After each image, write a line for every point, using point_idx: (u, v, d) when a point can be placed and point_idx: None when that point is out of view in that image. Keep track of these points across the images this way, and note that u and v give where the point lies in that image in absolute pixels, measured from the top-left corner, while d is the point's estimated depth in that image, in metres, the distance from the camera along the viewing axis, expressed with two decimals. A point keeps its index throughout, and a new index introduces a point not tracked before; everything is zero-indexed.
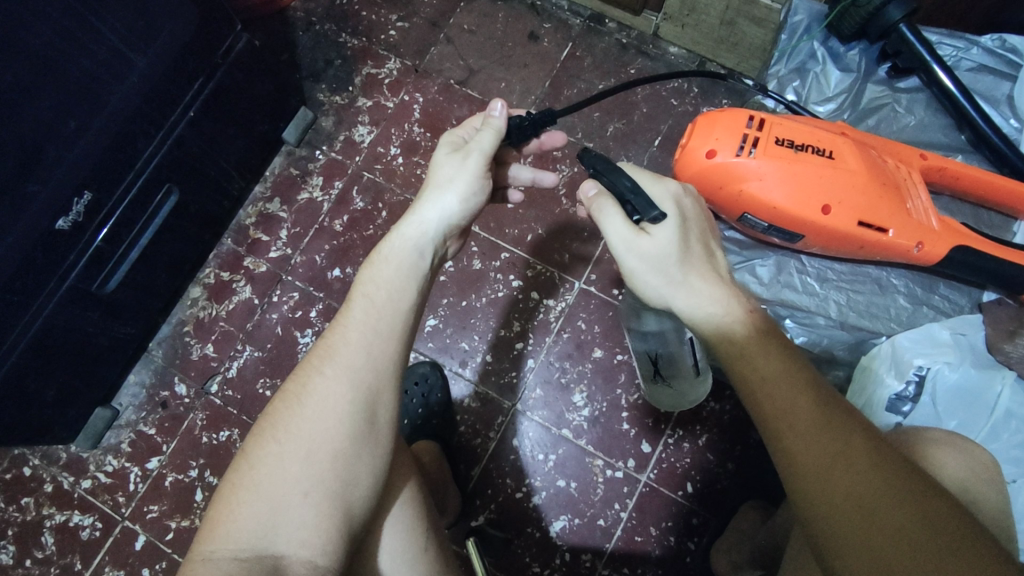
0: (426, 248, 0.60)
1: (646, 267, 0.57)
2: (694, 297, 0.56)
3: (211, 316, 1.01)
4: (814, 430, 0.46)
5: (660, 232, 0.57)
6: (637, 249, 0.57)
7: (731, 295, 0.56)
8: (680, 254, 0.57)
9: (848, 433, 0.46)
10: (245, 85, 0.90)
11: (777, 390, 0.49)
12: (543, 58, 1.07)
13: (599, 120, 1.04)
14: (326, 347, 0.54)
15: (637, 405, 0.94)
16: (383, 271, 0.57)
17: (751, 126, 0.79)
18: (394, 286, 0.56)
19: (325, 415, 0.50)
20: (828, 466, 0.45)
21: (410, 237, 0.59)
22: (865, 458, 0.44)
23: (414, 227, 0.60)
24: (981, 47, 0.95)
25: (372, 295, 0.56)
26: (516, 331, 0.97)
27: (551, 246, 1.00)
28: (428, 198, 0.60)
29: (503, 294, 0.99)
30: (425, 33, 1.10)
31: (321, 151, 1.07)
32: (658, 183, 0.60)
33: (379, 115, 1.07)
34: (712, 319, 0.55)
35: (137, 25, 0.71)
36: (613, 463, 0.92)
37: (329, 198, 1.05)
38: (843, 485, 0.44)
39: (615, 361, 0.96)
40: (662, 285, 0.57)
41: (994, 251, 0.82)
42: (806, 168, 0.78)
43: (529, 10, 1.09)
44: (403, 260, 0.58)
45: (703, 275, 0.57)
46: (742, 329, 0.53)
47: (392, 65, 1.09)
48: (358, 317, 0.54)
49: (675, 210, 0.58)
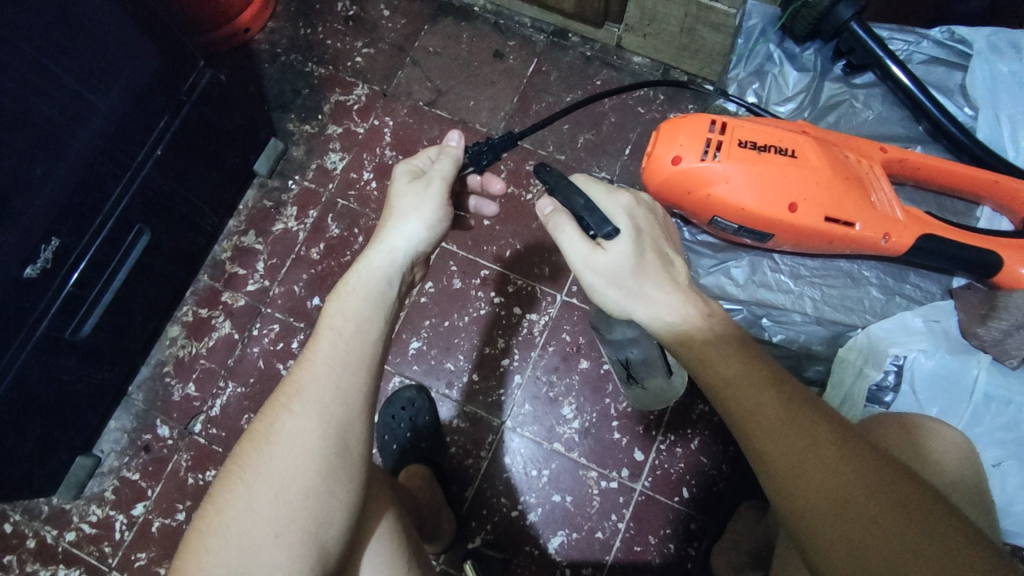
0: (395, 275, 0.60)
1: (604, 282, 0.58)
2: (652, 304, 0.56)
3: (191, 355, 1.00)
4: (782, 428, 0.47)
5: (615, 248, 0.57)
6: (594, 266, 0.58)
7: (696, 311, 0.55)
8: (635, 266, 0.57)
9: (814, 427, 0.47)
10: (213, 120, 0.89)
11: (745, 392, 0.50)
12: (510, 74, 1.08)
13: (568, 133, 1.05)
14: (293, 383, 0.53)
15: (626, 412, 0.94)
16: (351, 306, 0.57)
17: (715, 131, 0.80)
18: (361, 317, 0.56)
19: (295, 452, 0.50)
20: (799, 462, 0.45)
21: (378, 265, 0.60)
22: (837, 453, 0.45)
23: (384, 255, 0.61)
24: (932, 40, 0.97)
25: (338, 327, 0.56)
26: (500, 348, 0.97)
27: (530, 261, 1.01)
28: (393, 226, 0.61)
29: (484, 311, 0.99)
30: (391, 57, 1.10)
31: (294, 181, 1.06)
32: (610, 197, 0.60)
33: (350, 141, 1.07)
34: (670, 327, 0.56)
35: (97, 67, 0.71)
36: (607, 474, 0.92)
37: (304, 227, 1.04)
38: (816, 480, 0.44)
39: (602, 371, 0.96)
40: (621, 298, 0.57)
41: (961, 239, 0.84)
42: (770, 171, 0.80)
43: (493, 28, 1.10)
44: (372, 290, 0.59)
45: (661, 283, 0.56)
46: (702, 333, 0.54)
47: (360, 91, 1.09)
48: (326, 350, 0.54)
49: (626, 221, 0.58)
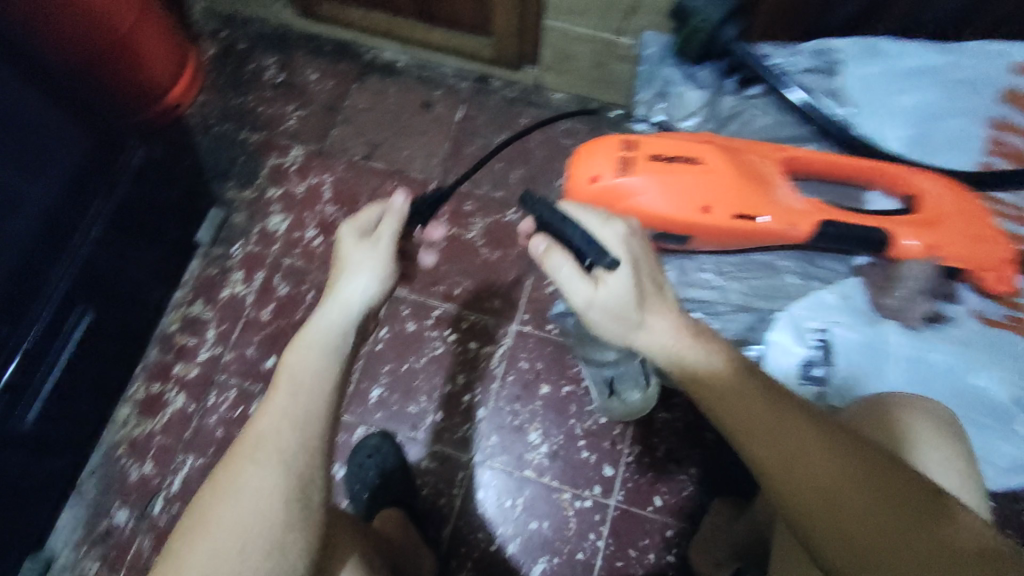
0: (350, 328, 0.62)
1: (606, 314, 0.62)
2: (655, 335, 0.60)
3: (146, 433, 0.97)
4: (771, 434, 0.53)
5: (615, 279, 0.61)
6: (594, 298, 0.62)
7: (696, 339, 0.59)
8: (638, 299, 0.61)
9: (798, 429, 0.53)
10: (150, 194, 0.90)
11: (746, 405, 0.55)
12: (440, 122, 1.13)
13: (501, 171, 1.12)
14: (255, 437, 0.54)
15: (591, 431, 0.99)
16: (305, 360, 0.58)
17: (627, 148, 0.88)
18: (319, 371, 0.58)
19: (258, 506, 0.52)
20: (791, 461, 0.52)
21: (331, 317, 0.62)
22: (831, 450, 0.52)
23: (338, 308, 0.63)
24: (806, 52, 1.01)
25: (299, 381, 0.57)
26: (461, 384, 1.01)
27: (482, 296, 1.05)
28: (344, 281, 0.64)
29: (442, 350, 1.02)
30: (322, 117, 1.14)
31: (237, 247, 1.07)
32: (606, 227, 0.64)
33: (289, 202, 1.10)
34: (666, 352, 0.59)
35: (28, 158, 0.76)
36: (579, 493, 0.96)
37: (252, 291, 1.05)
38: (808, 477, 0.51)
39: (564, 393, 1.00)
40: (623, 331, 0.61)
41: (869, 222, 0.90)
42: (680, 175, 0.88)
43: (418, 80, 1.15)
44: (328, 344, 0.60)
45: (656, 312, 0.60)
46: (693, 354, 0.58)
47: (295, 153, 1.12)
48: (285, 404, 0.55)
49: (626, 252, 0.62)
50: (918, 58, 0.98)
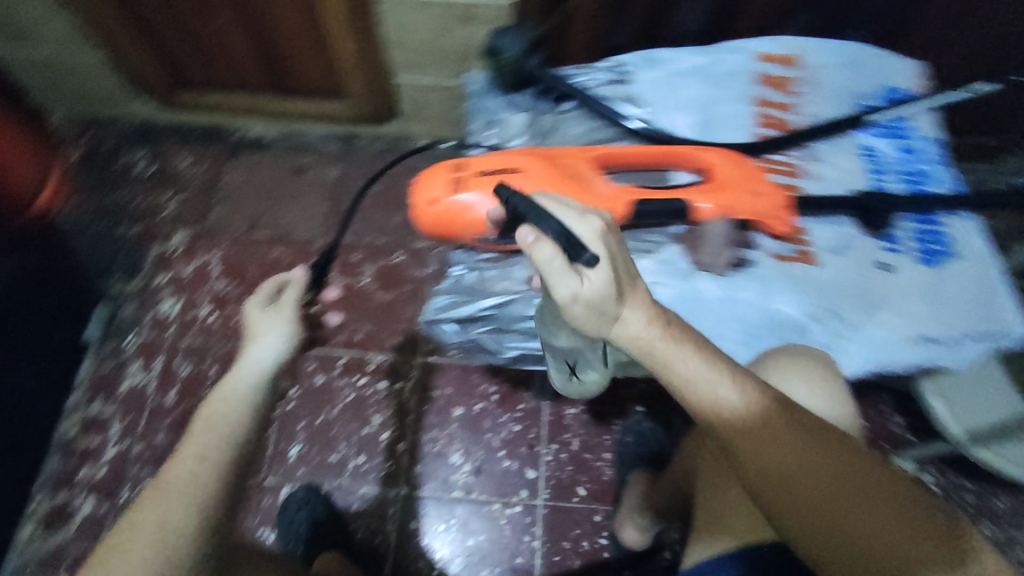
0: (267, 384, 0.55)
1: (590, 312, 0.47)
2: (632, 329, 0.49)
3: (57, 545, 0.94)
4: (755, 437, 0.49)
5: (599, 274, 0.45)
6: (580, 293, 0.46)
7: (670, 332, 0.50)
8: (616, 294, 0.47)
9: (780, 433, 0.49)
10: (26, 304, 0.90)
11: (763, 436, 0.49)
12: (316, 184, 1.18)
13: (382, 216, 1.15)
14: (162, 488, 0.46)
15: (509, 440, 1.00)
16: (222, 413, 0.51)
17: (457, 166, 0.65)
18: (238, 422, 0.51)
19: (156, 562, 0.43)
20: (774, 468, 0.48)
21: (247, 372, 0.55)
22: (853, 485, 0.47)
23: (249, 366, 0.56)
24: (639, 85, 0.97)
25: (217, 428, 0.50)
26: (377, 424, 1.01)
27: (383, 336, 1.07)
28: (256, 341, 0.58)
29: (352, 396, 1.03)
30: (201, 200, 1.17)
31: (130, 338, 1.07)
32: (582, 217, 0.47)
33: (179, 284, 1.10)
34: (639, 345, 0.50)
35: None
36: (508, 501, 0.97)
37: (152, 378, 1.04)
38: (791, 483, 0.48)
39: (476, 411, 1.02)
40: (600, 326, 0.49)
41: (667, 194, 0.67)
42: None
43: (290, 150, 1.21)
44: (244, 397, 0.53)
45: (638, 303, 0.49)
46: (665, 345, 0.49)
47: (178, 237, 1.14)
48: (201, 451, 0.48)
49: (606, 250, 0.46)
50: (673, 58, 0.74)
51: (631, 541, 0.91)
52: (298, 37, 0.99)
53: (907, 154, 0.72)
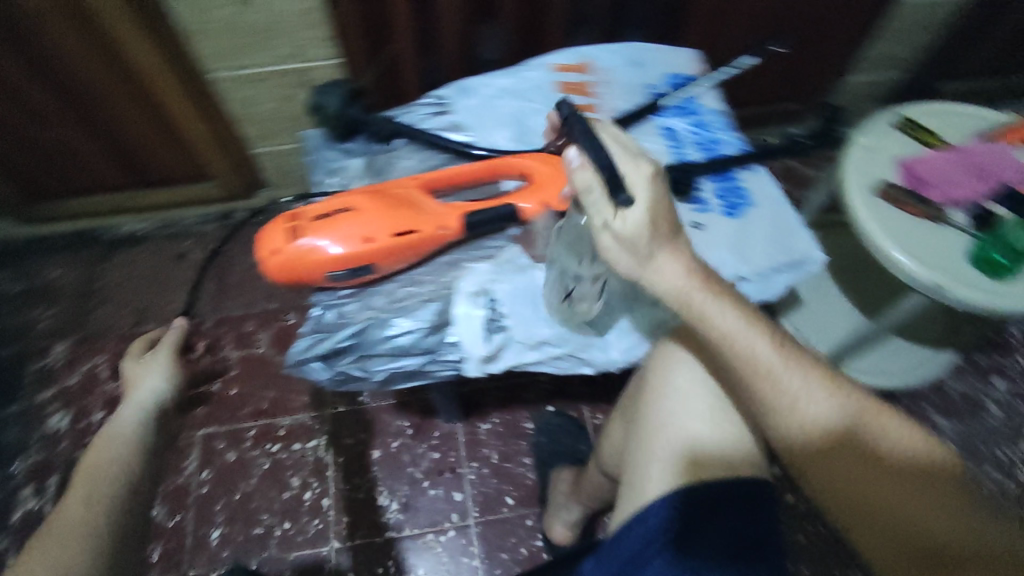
0: (151, 418, 0.59)
1: (618, 246, 0.52)
2: (668, 279, 0.52)
3: None
4: (818, 454, 0.51)
5: (629, 214, 0.51)
6: (610, 225, 0.52)
7: (709, 291, 0.53)
8: (652, 236, 0.51)
9: (849, 454, 0.50)
10: None
11: (826, 443, 0.51)
12: (198, 266, 1.20)
13: (270, 285, 1.19)
14: (57, 523, 0.48)
15: (430, 468, 1.03)
16: (110, 446, 0.54)
17: (294, 216, 0.67)
18: (126, 452, 0.54)
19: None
20: (837, 485, 0.50)
21: (130, 410, 0.59)
22: (922, 506, 0.47)
23: (133, 406, 0.59)
24: None
25: (105, 460, 0.53)
26: (297, 485, 1.01)
27: (288, 398, 1.08)
28: (137, 386, 0.62)
29: (267, 464, 1.03)
30: (78, 307, 1.15)
31: (18, 463, 1.02)
32: (633, 162, 0.53)
33: (66, 396, 1.07)
34: (671, 297, 0.53)
35: None
36: (440, 528, 0.98)
37: (49, 498, 0.99)
38: (854, 497, 0.49)
39: (393, 449, 1.05)
40: (628, 265, 0.53)
41: (491, 204, 0.70)
42: (346, 236, 0.65)
43: (166, 240, 1.22)
44: (132, 431, 0.56)
45: (672, 253, 0.52)
46: (704, 308, 0.52)
47: (58, 349, 1.11)
48: (92, 484, 0.51)
49: (648, 193, 0.51)
50: (482, 86, 0.82)
51: (563, 540, 0.92)
52: (146, 129, 1.03)
53: (698, 128, 0.81)
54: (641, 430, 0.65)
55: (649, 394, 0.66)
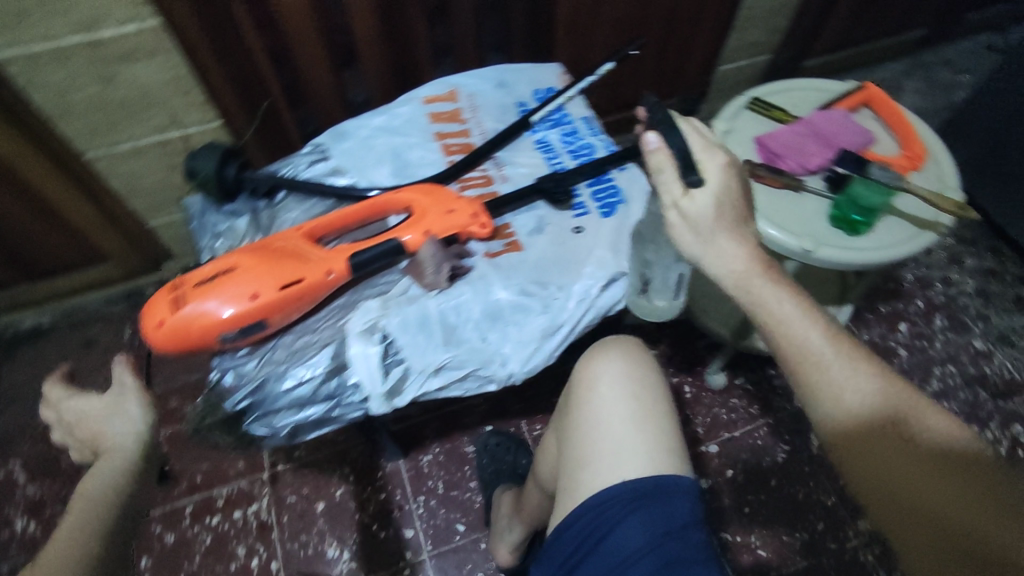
0: (141, 447, 0.54)
1: (683, 224, 0.53)
2: (729, 262, 0.52)
3: None
4: (862, 435, 0.49)
5: (700, 196, 0.52)
6: (680, 204, 0.53)
7: (766, 276, 0.52)
8: (718, 220, 0.52)
9: (892, 441, 0.48)
10: None
11: (866, 426, 0.49)
12: (111, 350, 1.17)
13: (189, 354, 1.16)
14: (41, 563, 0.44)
15: (377, 510, 1.02)
16: (98, 481, 0.50)
17: (177, 285, 0.67)
18: (116, 487, 0.50)
19: None
20: (877, 469, 0.48)
21: (116, 441, 0.54)
22: (962, 496, 0.45)
23: (119, 434, 0.54)
24: None
25: (94, 496, 0.49)
26: (243, 554, 0.99)
27: (222, 467, 1.06)
28: (110, 416, 0.56)
29: (208, 538, 1.00)
30: None
31: None
32: (707, 150, 0.54)
33: None
34: (730, 278, 0.52)
35: None
36: (395, 568, 0.98)
37: None
38: (893, 480, 0.47)
39: (337, 498, 1.03)
40: (692, 242, 0.53)
41: (378, 240, 0.71)
42: (233, 295, 0.64)
43: (73, 328, 1.19)
44: (121, 464, 0.52)
45: (734, 237, 0.52)
46: (763, 287, 0.52)
47: None
48: (77, 524, 0.47)
49: (718, 183, 0.53)
50: (356, 128, 0.84)
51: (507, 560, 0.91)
52: (29, 220, 1.00)
53: (569, 137, 0.85)
54: (570, 439, 0.67)
55: (575, 403, 0.69)
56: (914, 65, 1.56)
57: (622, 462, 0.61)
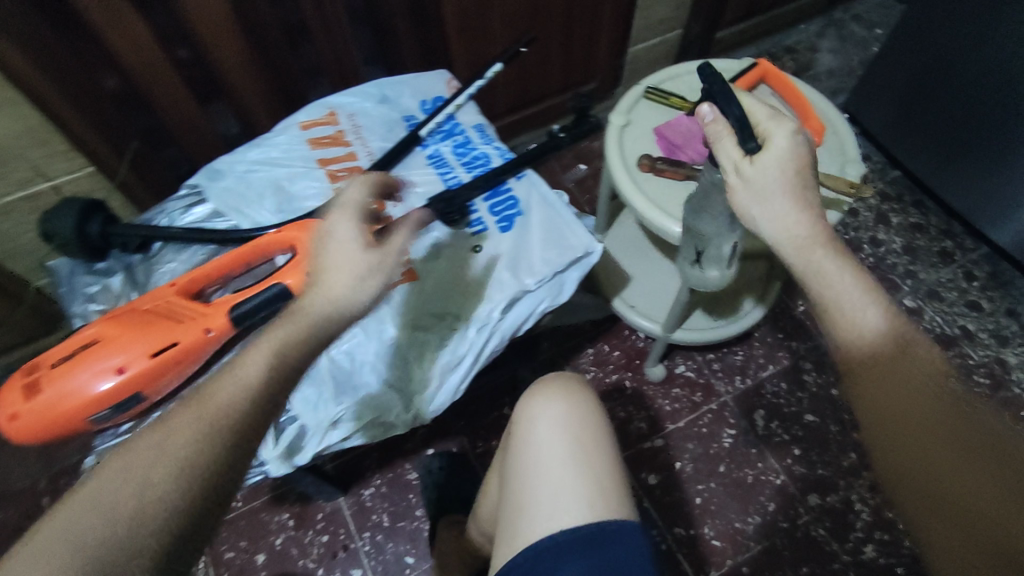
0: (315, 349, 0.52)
1: (746, 195, 0.52)
2: (781, 224, 0.51)
3: None
4: (881, 367, 0.50)
5: (760, 161, 0.50)
6: (739, 172, 0.52)
7: (816, 227, 0.51)
8: (783, 186, 0.50)
9: (915, 379, 0.49)
10: None
11: (887, 363, 0.50)
12: None
13: None
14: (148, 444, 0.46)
15: (321, 553, 0.98)
16: (243, 381, 0.49)
17: (33, 367, 0.62)
18: (249, 400, 0.49)
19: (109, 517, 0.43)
20: (890, 400, 0.49)
21: (299, 327, 0.52)
22: (965, 442, 0.46)
23: (302, 321, 0.52)
24: None
25: (222, 402, 0.48)
26: None
27: None
28: (328, 278, 0.53)
29: None
30: None
31: None
32: (773, 117, 0.52)
33: None
34: (779, 238, 0.52)
35: None
36: None
37: None
38: (904, 415, 0.48)
39: (278, 547, 0.98)
40: (750, 208, 0.52)
41: (258, 287, 0.66)
42: (98, 370, 0.59)
43: None
44: (271, 374, 0.50)
45: (795, 200, 0.51)
46: (801, 236, 0.51)
47: None
48: (191, 422, 0.47)
49: (782, 147, 0.50)
50: (232, 164, 0.77)
51: None
52: None
53: (462, 148, 0.80)
54: (508, 485, 0.64)
55: (514, 445, 0.66)
56: (827, 23, 1.55)
57: (560, 505, 0.58)
